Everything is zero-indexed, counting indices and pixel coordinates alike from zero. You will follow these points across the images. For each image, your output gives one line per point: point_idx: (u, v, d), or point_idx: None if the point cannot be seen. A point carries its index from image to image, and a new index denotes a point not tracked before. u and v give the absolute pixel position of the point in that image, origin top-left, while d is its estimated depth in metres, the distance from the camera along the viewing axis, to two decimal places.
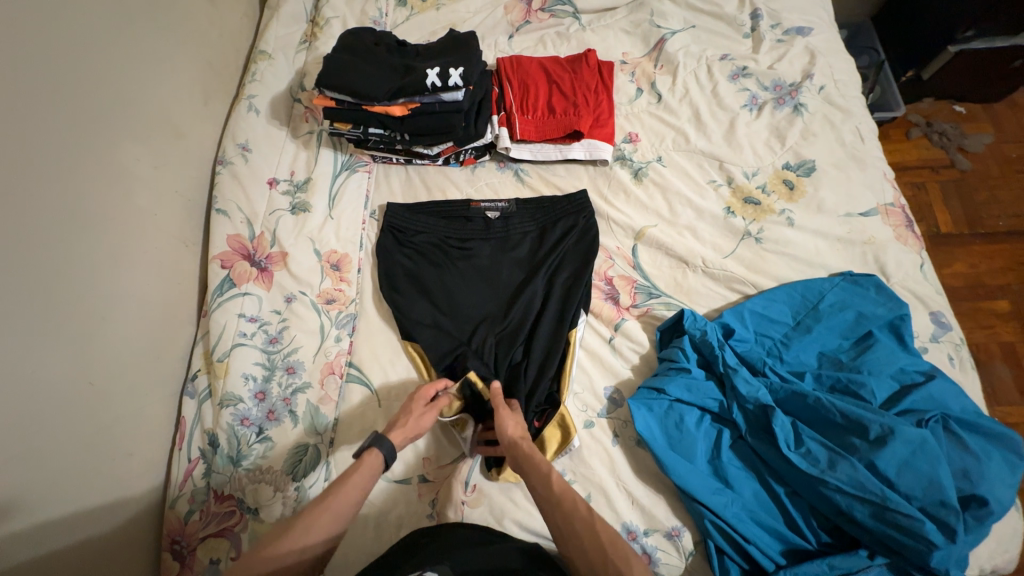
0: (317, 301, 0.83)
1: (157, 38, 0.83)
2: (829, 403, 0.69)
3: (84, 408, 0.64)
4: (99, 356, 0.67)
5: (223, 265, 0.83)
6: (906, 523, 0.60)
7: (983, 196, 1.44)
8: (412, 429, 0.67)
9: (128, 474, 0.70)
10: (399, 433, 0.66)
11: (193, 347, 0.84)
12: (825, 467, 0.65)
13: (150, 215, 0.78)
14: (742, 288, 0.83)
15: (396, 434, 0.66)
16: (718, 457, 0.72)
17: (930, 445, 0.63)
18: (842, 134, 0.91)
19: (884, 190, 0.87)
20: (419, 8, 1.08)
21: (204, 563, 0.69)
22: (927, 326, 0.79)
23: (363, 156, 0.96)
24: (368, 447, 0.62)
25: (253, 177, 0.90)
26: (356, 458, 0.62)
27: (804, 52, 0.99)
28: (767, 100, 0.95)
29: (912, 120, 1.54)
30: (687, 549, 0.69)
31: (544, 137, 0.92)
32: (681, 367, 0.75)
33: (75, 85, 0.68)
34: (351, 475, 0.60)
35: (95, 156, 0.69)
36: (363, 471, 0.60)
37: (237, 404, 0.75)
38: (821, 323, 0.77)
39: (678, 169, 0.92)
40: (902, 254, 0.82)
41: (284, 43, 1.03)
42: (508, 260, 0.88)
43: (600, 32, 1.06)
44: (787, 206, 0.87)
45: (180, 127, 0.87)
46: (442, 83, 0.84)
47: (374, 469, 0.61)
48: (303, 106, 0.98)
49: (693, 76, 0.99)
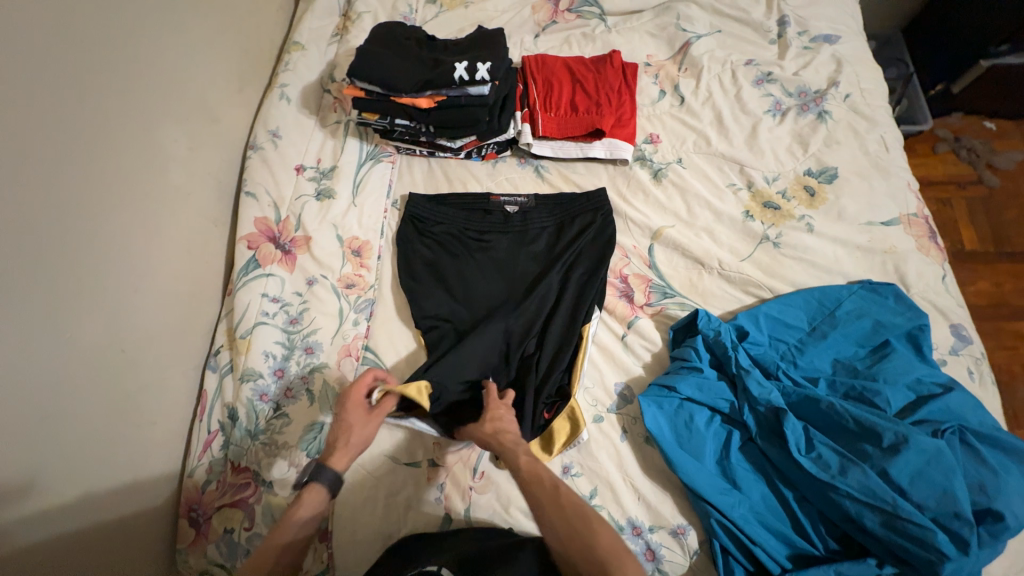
0: (337, 285, 0.85)
1: (198, 26, 0.87)
2: (842, 408, 0.68)
3: (114, 374, 0.67)
4: (130, 326, 0.70)
5: (249, 246, 0.85)
6: (918, 533, 0.60)
7: (1012, 215, 1.41)
8: (353, 446, 0.65)
9: (151, 440, 0.73)
10: (340, 455, 0.64)
11: (217, 324, 0.86)
12: (835, 473, 0.65)
13: (184, 194, 0.81)
14: (758, 292, 0.83)
15: (339, 457, 0.64)
16: (726, 458, 0.72)
17: (945, 456, 0.62)
18: (866, 143, 0.90)
19: (908, 200, 0.87)
20: (448, 6, 1.10)
21: (219, 531, 0.71)
22: (947, 339, 0.78)
23: (388, 147, 0.98)
24: (310, 480, 0.62)
25: (281, 163, 0.92)
26: (299, 494, 0.62)
27: (830, 59, 0.98)
28: (791, 107, 0.95)
29: (940, 135, 1.52)
30: (692, 548, 0.69)
31: (566, 135, 0.94)
32: (693, 366, 0.75)
33: (122, 67, 0.71)
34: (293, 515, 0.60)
35: (136, 135, 0.73)
36: (306, 507, 0.61)
37: (257, 379, 0.77)
38: (838, 330, 0.77)
39: (698, 172, 0.93)
40: (923, 265, 0.82)
41: (316, 36, 1.06)
42: (525, 254, 0.89)
43: (626, 34, 1.07)
44: (807, 212, 0.87)
45: (215, 112, 0.90)
46: (469, 77, 0.86)
47: (318, 502, 0.61)
48: (332, 96, 1.01)
49: (717, 80, 0.99)
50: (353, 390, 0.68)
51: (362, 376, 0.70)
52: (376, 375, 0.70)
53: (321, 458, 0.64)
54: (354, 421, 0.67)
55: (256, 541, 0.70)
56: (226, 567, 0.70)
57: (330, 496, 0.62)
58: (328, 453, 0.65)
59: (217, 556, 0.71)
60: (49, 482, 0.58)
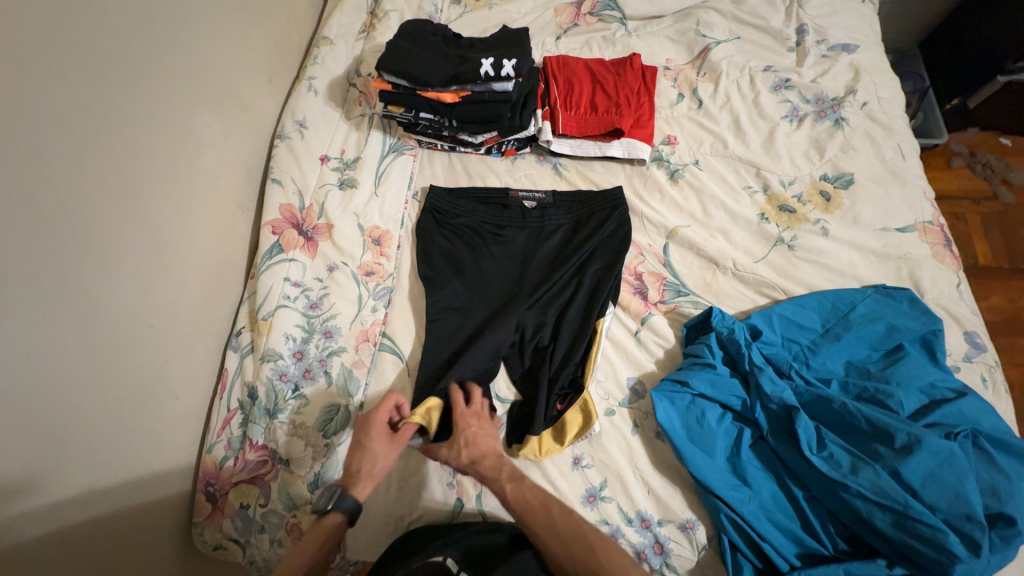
0: (357, 272, 0.87)
1: (233, 17, 0.90)
2: (855, 408, 0.69)
3: (142, 347, 0.69)
4: (158, 301, 0.73)
5: (274, 231, 0.88)
6: (929, 534, 0.60)
7: None
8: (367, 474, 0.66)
9: (172, 414, 0.74)
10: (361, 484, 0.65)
11: (239, 307, 0.89)
12: (846, 472, 0.66)
13: (213, 178, 0.84)
14: (772, 293, 0.84)
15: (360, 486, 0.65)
16: (737, 455, 0.72)
17: (958, 459, 0.63)
18: (883, 150, 0.91)
19: (923, 207, 0.87)
20: (472, 7, 1.13)
21: (235, 506, 0.74)
22: (960, 345, 0.78)
23: (410, 140, 1.00)
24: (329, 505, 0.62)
25: (307, 153, 0.95)
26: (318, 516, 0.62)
27: (848, 68, 1.00)
28: (808, 113, 0.97)
29: (955, 149, 1.52)
30: (700, 543, 0.69)
31: (585, 133, 0.96)
32: (706, 362, 0.76)
33: (162, 53, 0.74)
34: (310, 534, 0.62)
35: (172, 118, 0.75)
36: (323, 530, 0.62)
37: (277, 359, 0.79)
38: (851, 332, 0.77)
39: (715, 174, 0.94)
40: (938, 272, 0.82)
41: (344, 31, 1.09)
42: (542, 248, 0.90)
43: (645, 38, 1.09)
44: (822, 217, 0.88)
45: (246, 101, 0.93)
46: (494, 73, 0.88)
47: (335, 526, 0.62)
48: (358, 91, 1.04)
49: (736, 85, 1.01)
50: (375, 413, 0.70)
51: (383, 401, 0.71)
52: (397, 400, 0.72)
53: (339, 483, 0.65)
54: (374, 444, 0.68)
55: (270, 517, 0.72)
56: (241, 541, 0.74)
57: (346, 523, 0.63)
58: (346, 480, 0.66)
59: (232, 530, 0.74)
60: (78, 447, 0.60)
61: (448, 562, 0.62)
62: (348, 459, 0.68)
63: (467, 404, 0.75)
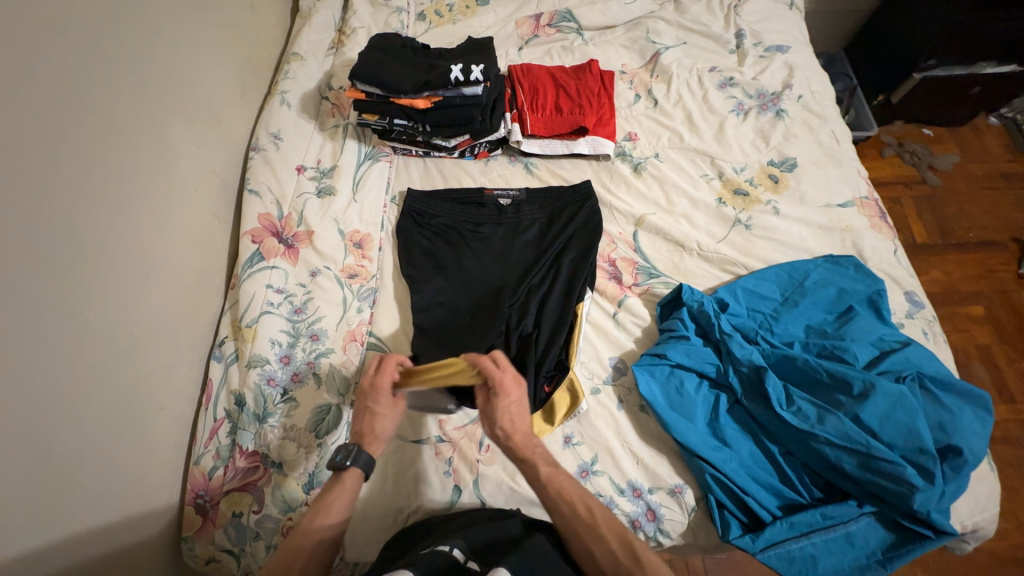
0: (340, 275, 0.89)
1: (204, 34, 0.92)
2: (816, 364, 0.75)
3: (127, 356, 0.69)
4: (141, 310, 0.72)
5: (253, 240, 0.88)
6: (890, 469, 0.66)
7: (953, 210, 1.56)
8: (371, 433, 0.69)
9: (158, 425, 0.73)
10: (373, 444, 0.68)
11: (220, 317, 0.88)
12: (814, 422, 0.71)
13: (191, 189, 0.85)
14: (735, 269, 0.90)
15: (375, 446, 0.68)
16: (716, 419, 0.77)
17: (908, 399, 0.69)
18: (820, 137, 1.01)
19: (859, 184, 0.97)
20: (437, 23, 1.19)
21: (227, 515, 0.73)
22: (902, 304, 0.86)
23: (385, 147, 1.04)
24: (347, 462, 0.65)
25: (283, 163, 0.96)
26: (336, 473, 0.65)
27: (783, 66, 1.10)
28: (752, 107, 1.06)
29: (885, 141, 1.68)
30: (689, 505, 0.73)
31: (552, 133, 1.02)
32: (680, 335, 0.81)
33: (138, 67, 0.75)
34: (332, 492, 0.64)
35: (149, 129, 0.76)
36: (345, 487, 0.64)
37: (264, 364, 0.79)
38: (807, 298, 0.84)
39: (675, 165, 1.01)
40: (877, 240, 0.91)
41: (314, 48, 1.12)
42: (519, 242, 0.94)
43: (601, 46, 1.17)
44: (772, 197, 0.96)
45: (220, 115, 0.94)
46: (464, 78, 0.93)
47: (354, 480, 0.65)
48: (330, 103, 1.06)
49: (686, 84, 1.10)
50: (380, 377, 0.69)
51: (387, 363, 0.71)
52: (399, 360, 0.72)
53: (356, 443, 0.67)
54: (382, 404, 0.70)
55: (264, 523, 0.71)
56: (234, 552, 0.73)
57: (364, 477, 0.66)
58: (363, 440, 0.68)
59: (224, 541, 0.72)
60: (67, 457, 0.59)
61: (455, 553, 0.58)
62: (358, 424, 0.70)
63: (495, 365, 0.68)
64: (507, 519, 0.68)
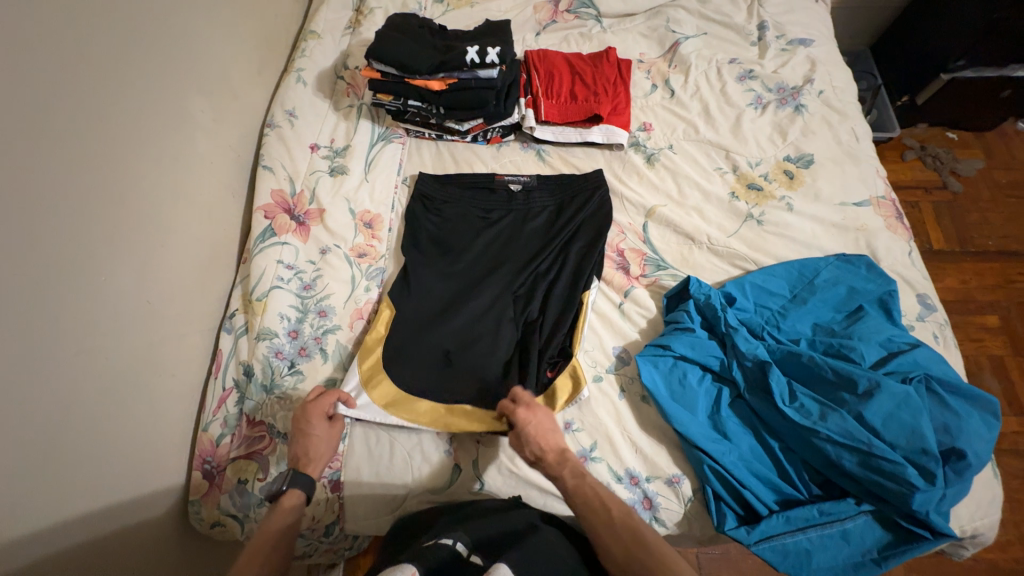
0: (350, 254, 0.90)
1: (224, 8, 0.92)
2: (821, 361, 0.74)
3: (140, 322, 0.70)
4: (155, 278, 0.73)
5: (266, 216, 0.89)
6: (891, 469, 0.66)
7: (974, 217, 1.53)
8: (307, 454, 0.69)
9: (169, 392, 0.75)
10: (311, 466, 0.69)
11: (231, 290, 0.90)
12: (816, 419, 0.71)
13: (206, 163, 0.86)
14: (744, 265, 0.90)
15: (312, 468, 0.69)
16: (717, 412, 0.77)
17: (913, 400, 0.69)
18: (839, 133, 0.99)
19: (876, 184, 0.95)
20: (454, 6, 1.18)
21: (233, 481, 0.74)
22: (914, 306, 0.85)
23: (398, 129, 1.04)
24: (286, 487, 0.65)
25: (297, 141, 0.97)
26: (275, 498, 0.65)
27: (805, 60, 1.08)
28: (771, 101, 1.04)
29: (908, 143, 1.64)
30: (686, 496, 0.73)
31: (566, 120, 1.01)
32: (685, 326, 0.81)
33: (158, 36, 0.76)
34: (272, 517, 0.64)
35: (167, 99, 0.77)
36: (285, 511, 0.64)
37: (272, 338, 0.80)
38: (817, 296, 0.84)
39: (688, 157, 1.00)
40: (891, 241, 0.89)
41: (331, 26, 1.12)
42: (528, 228, 0.94)
43: (620, 34, 1.15)
44: (786, 193, 0.95)
45: (237, 90, 0.95)
46: (479, 60, 0.94)
47: (294, 504, 0.65)
48: (345, 83, 1.07)
49: (705, 76, 1.08)
50: (315, 404, 0.72)
51: (327, 394, 0.73)
52: (341, 396, 0.74)
53: (292, 466, 0.68)
54: (314, 431, 0.71)
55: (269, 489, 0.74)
56: (238, 517, 0.75)
57: (303, 502, 0.66)
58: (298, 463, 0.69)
59: (229, 506, 0.74)
60: (81, 417, 0.60)
61: (458, 547, 0.59)
62: (291, 449, 0.70)
63: (513, 402, 0.73)
64: (517, 511, 0.69)
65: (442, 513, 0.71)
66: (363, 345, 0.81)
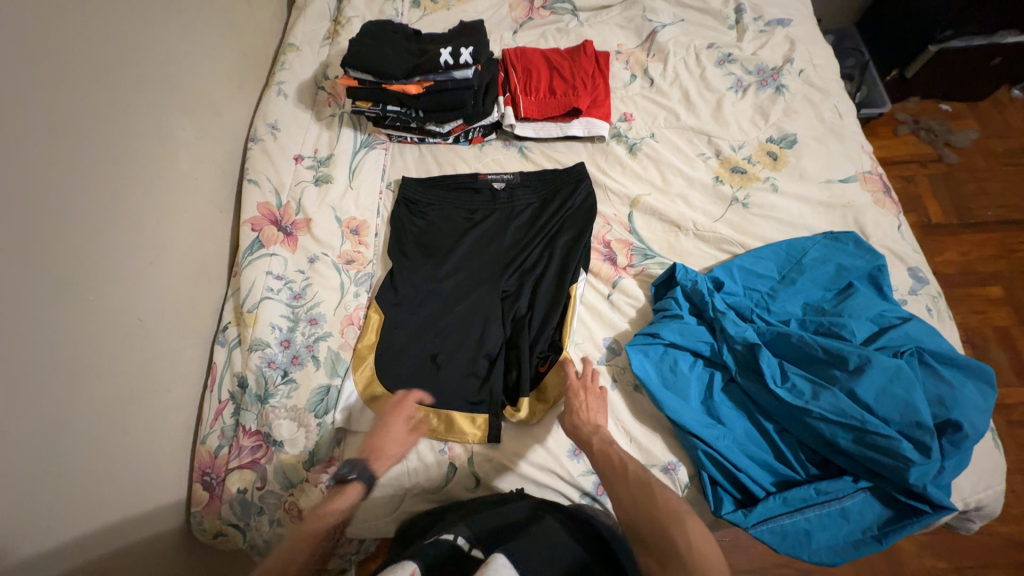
0: (338, 261, 0.91)
1: (201, 27, 0.94)
2: (810, 340, 0.74)
3: (134, 341, 0.71)
4: (146, 295, 0.75)
5: (253, 229, 0.90)
6: (885, 444, 0.65)
7: (972, 188, 1.51)
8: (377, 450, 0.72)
9: (166, 407, 0.76)
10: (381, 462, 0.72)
11: (223, 304, 0.91)
12: (808, 399, 0.70)
13: (191, 181, 0.87)
14: (731, 248, 0.89)
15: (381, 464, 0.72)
16: (710, 398, 0.77)
17: (905, 373, 0.68)
18: (822, 111, 0.99)
19: (862, 159, 0.94)
20: (431, 9, 1.19)
21: (232, 491, 0.76)
22: (906, 280, 0.84)
23: (380, 135, 1.05)
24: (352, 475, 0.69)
25: (281, 153, 0.98)
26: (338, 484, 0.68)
27: (784, 40, 1.08)
28: (751, 83, 1.04)
29: (900, 118, 1.62)
30: (683, 482, 0.73)
31: (546, 115, 1.01)
32: (674, 314, 0.81)
33: (136, 57, 0.77)
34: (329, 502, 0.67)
35: (149, 119, 0.78)
36: (344, 498, 0.67)
37: (264, 348, 0.81)
38: (805, 276, 0.83)
39: (670, 144, 1.00)
40: (880, 216, 0.89)
41: (309, 38, 1.13)
42: (513, 225, 0.94)
43: (597, 27, 1.15)
44: (770, 174, 0.94)
45: (218, 107, 0.97)
46: (453, 62, 0.94)
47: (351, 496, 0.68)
48: (326, 93, 1.08)
49: (683, 63, 1.08)
50: (399, 405, 0.76)
51: (406, 399, 0.76)
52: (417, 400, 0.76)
53: (363, 458, 0.71)
54: (393, 432, 0.74)
55: (268, 498, 0.75)
56: (240, 526, 0.76)
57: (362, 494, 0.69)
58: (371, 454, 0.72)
59: (230, 516, 0.76)
60: (79, 436, 0.61)
61: (459, 541, 0.61)
62: (367, 443, 0.74)
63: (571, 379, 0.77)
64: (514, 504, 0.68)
65: (441, 515, 0.71)
66: (355, 353, 0.82)
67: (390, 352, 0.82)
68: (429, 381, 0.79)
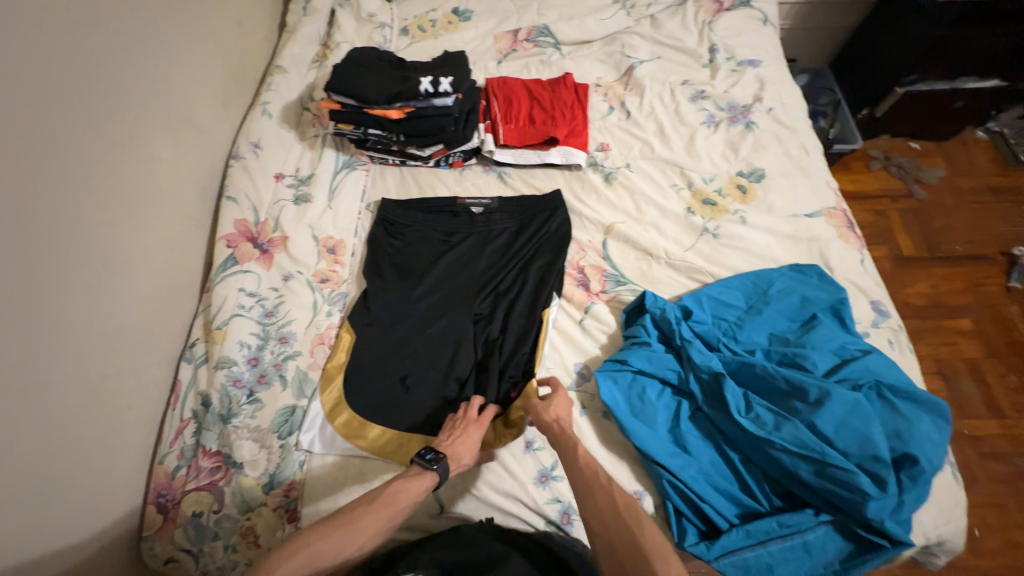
0: (312, 280, 0.91)
1: (188, 48, 0.95)
2: (773, 370, 0.76)
3: (96, 358, 0.70)
4: (114, 312, 0.74)
5: (228, 244, 0.90)
6: (844, 477, 0.66)
7: (940, 223, 1.56)
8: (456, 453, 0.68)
9: (125, 426, 0.75)
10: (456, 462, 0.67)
11: (194, 320, 0.90)
12: (771, 429, 0.71)
13: (169, 197, 0.87)
14: (701, 277, 0.92)
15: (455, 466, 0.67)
16: (677, 426, 0.77)
17: (863, 406, 0.70)
18: (789, 147, 1.03)
19: (827, 195, 0.98)
20: (419, 37, 1.23)
21: (186, 514, 0.73)
22: (868, 313, 0.86)
23: (362, 157, 1.08)
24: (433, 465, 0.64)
25: (261, 171, 0.99)
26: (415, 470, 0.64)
27: (754, 80, 1.13)
28: (723, 119, 1.08)
29: (872, 154, 1.69)
30: (648, 512, 0.73)
31: (524, 143, 1.04)
32: (642, 341, 0.82)
33: (121, 76, 0.78)
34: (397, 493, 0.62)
35: (129, 136, 0.79)
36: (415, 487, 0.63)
37: (231, 365, 0.80)
38: (771, 306, 0.85)
39: (645, 174, 1.03)
40: (843, 250, 0.92)
41: (297, 60, 1.15)
42: (489, 249, 0.95)
43: (578, 60, 1.20)
44: (739, 207, 0.97)
45: (201, 125, 0.98)
46: (433, 90, 0.97)
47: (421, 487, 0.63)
48: (310, 114, 1.10)
49: (659, 97, 1.12)
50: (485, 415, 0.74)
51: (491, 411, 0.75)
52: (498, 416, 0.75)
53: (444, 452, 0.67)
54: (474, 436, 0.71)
55: (223, 522, 0.73)
56: (193, 551, 0.73)
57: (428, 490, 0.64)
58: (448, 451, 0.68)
59: (184, 540, 0.73)
60: (29, 458, 0.60)
61: None
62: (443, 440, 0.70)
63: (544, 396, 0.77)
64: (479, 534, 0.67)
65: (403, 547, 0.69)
66: (324, 372, 0.82)
67: (359, 373, 0.81)
68: (399, 403, 0.79)
